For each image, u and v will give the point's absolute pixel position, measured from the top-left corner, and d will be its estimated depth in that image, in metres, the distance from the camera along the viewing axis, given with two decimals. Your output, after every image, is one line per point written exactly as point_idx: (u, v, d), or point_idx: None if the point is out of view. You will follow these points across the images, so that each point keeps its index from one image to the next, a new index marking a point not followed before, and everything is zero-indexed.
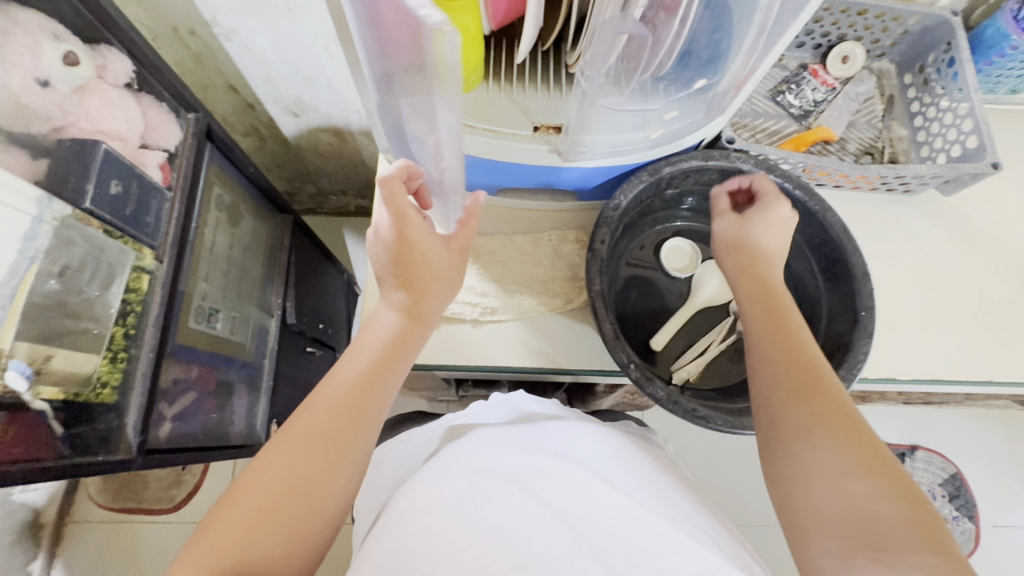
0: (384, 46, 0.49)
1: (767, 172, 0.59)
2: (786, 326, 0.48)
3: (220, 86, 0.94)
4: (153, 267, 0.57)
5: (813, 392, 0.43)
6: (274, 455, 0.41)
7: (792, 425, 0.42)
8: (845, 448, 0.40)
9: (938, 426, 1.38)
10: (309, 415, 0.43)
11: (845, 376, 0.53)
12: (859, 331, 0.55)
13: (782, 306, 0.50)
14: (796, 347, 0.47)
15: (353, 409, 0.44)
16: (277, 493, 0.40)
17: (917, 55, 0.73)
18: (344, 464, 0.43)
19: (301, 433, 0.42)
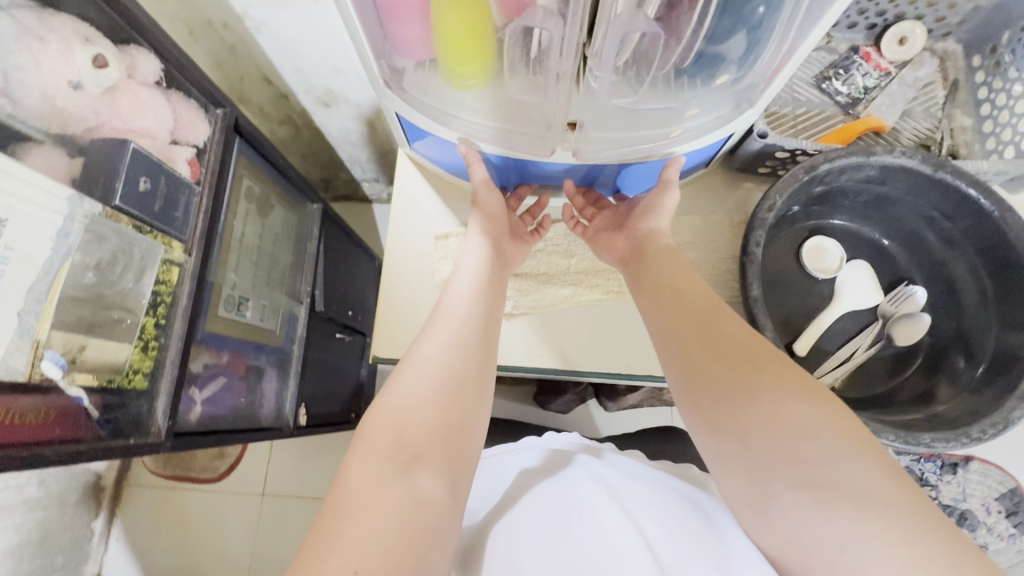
0: (396, 42, 0.47)
1: (936, 168, 0.53)
2: (674, 281, 0.50)
3: (255, 77, 0.96)
4: (182, 259, 0.60)
5: (714, 346, 0.43)
6: (412, 368, 0.46)
7: (704, 389, 0.42)
8: (772, 384, 0.39)
9: (999, 437, 1.27)
10: (436, 335, 0.49)
11: None
12: None
13: (665, 268, 0.52)
14: (682, 300, 0.48)
15: (481, 329, 0.50)
16: (432, 396, 0.44)
17: (987, 35, 0.65)
18: (474, 373, 0.47)
19: (434, 348, 0.47)
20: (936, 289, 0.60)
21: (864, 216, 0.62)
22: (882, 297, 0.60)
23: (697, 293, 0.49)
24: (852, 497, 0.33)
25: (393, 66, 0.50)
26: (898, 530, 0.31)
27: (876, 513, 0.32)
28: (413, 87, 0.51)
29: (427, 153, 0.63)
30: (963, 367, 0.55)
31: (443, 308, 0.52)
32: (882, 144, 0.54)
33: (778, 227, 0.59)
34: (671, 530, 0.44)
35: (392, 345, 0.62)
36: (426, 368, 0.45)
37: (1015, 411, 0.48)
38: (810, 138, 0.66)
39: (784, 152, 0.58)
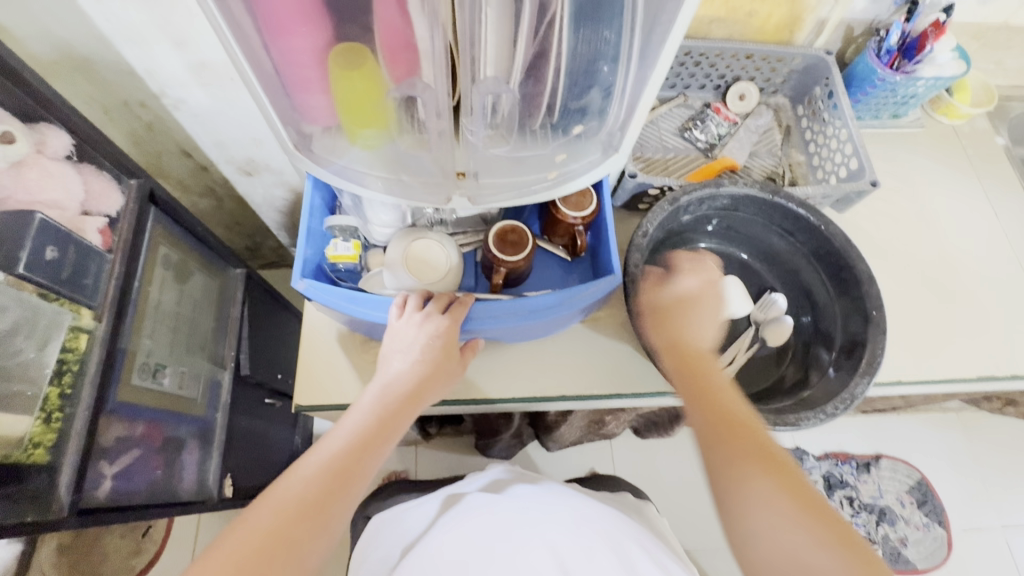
0: (302, 110, 0.53)
1: (773, 194, 0.64)
2: (700, 379, 0.53)
3: (174, 151, 0.99)
4: (91, 326, 0.60)
5: (754, 454, 0.47)
6: (258, 513, 0.43)
7: (729, 481, 0.47)
8: (771, 487, 0.45)
9: (896, 432, 1.41)
10: (293, 479, 0.46)
11: (868, 369, 0.57)
12: (873, 328, 0.59)
13: (703, 364, 0.55)
14: (714, 398, 0.51)
15: (338, 474, 0.46)
16: (247, 552, 0.41)
17: (805, 90, 0.81)
18: (328, 520, 0.44)
19: (286, 492, 0.44)
20: (796, 295, 0.70)
21: (730, 239, 0.72)
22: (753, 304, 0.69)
23: (719, 393, 0.52)
24: None
25: (302, 131, 0.56)
26: None
27: None
28: (323, 148, 0.57)
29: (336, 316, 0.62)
30: (824, 353, 0.64)
31: (332, 435, 0.49)
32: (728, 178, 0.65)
33: (658, 252, 0.68)
34: (586, 554, 0.53)
35: (313, 393, 0.63)
36: (281, 504, 0.44)
37: (857, 387, 0.57)
38: (679, 177, 0.77)
39: (655, 190, 0.68)
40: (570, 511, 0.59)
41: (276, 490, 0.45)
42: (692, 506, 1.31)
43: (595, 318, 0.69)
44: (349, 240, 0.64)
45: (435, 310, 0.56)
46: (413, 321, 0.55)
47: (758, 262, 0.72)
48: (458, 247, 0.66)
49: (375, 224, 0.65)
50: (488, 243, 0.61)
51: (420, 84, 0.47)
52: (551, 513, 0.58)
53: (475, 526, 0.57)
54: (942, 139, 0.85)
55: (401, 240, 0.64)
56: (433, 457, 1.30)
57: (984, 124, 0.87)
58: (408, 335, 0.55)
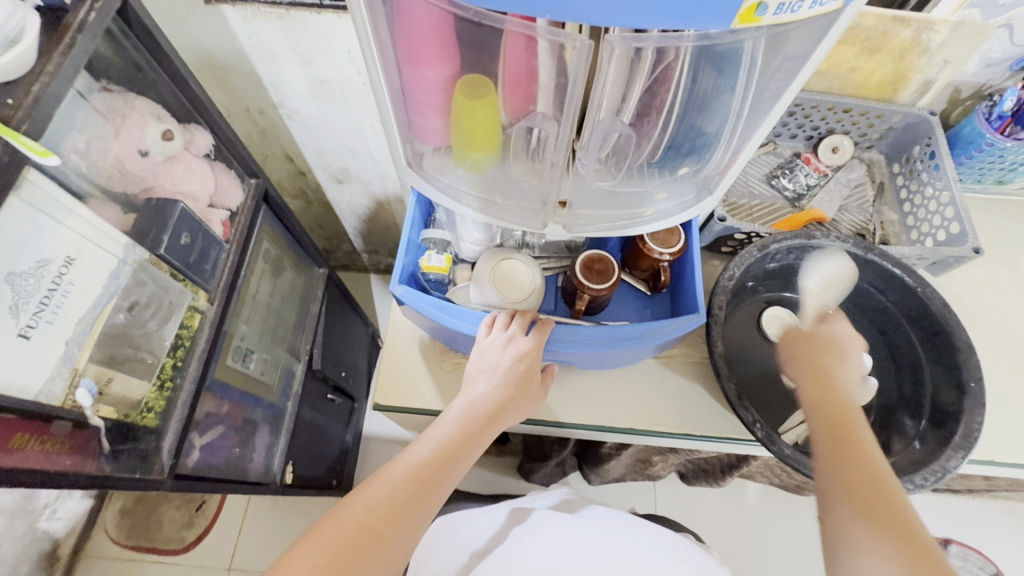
0: (419, 132, 0.58)
1: (866, 251, 0.63)
2: (835, 406, 0.49)
3: (279, 155, 1.07)
4: (205, 307, 0.66)
5: (870, 496, 0.42)
6: (351, 507, 0.45)
7: (841, 517, 0.42)
8: (887, 534, 0.40)
9: (969, 518, 1.30)
10: (382, 480, 0.47)
11: (962, 444, 0.55)
12: (969, 402, 0.56)
13: (843, 408, 0.49)
14: (852, 440, 0.46)
15: (425, 477, 0.48)
16: (342, 540, 0.43)
17: (903, 149, 0.80)
18: (411, 523, 0.46)
19: (378, 491, 0.46)
20: (881, 356, 0.68)
21: None
22: None
23: (858, 437, 0.46)
24: None
25: (414, 150, 0.60)
26: None
27: None
28: (431, 167, 0.61)
29: (418, 322, 0.66)
30: (910, 422, 0.62)
31: (422, 439, 0.51)
32: (821, 230, 0.65)
33: (740, 297, 0.68)
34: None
35: (390, 395, 0.66)
36: (373, 499, 0.46)
37: (950, 461, 0.54)
38: (763, 224, 0.77)
39: (742, 235, 0.68)
40: (643, 540, 0.59)
41: (367, 486, 0.47)
42: (736, 564, 1.25)
43: (667, 355, 0.70)
44: (442, 254, 0.67)
45: (518, 331, 0.58)
46: (498, 341, 0.57)
47: (842, 318, 0.71)
48: (541, 269, 0.69)
49: (466, 241, 0.68)
50: (575, 271, 0.63)
51: (539, 116, 0.52)
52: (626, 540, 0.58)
53: (543, 543, 0.57)
54: None
55: (489, 258, 0.67)
56: (475, 473, 1.31)
57: None
58: (492, 357, 0.57)
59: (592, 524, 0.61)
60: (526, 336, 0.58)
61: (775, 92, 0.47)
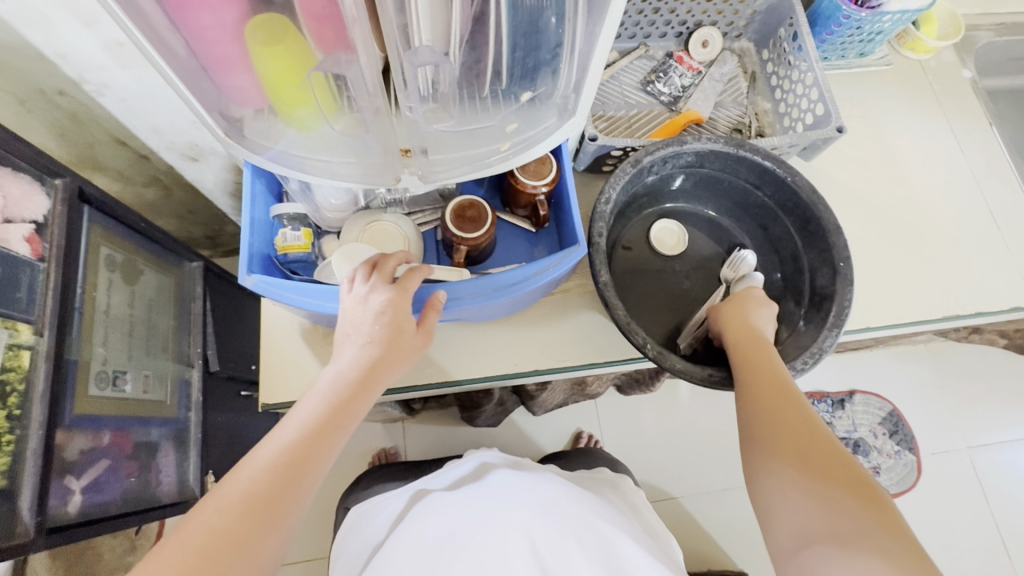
0: (227, 94, 0.48)
1: (737, 148, 0.62)
2: (763, 363, 0.53)
3: (108, 140, 0.91)
4: (32, 341, 0.57)
5: (789, 437, 0.47)
6: (204, 511, 0.40)
7: (770, 465, 0.46)
8: (802, 463, 0.45)
9: (870, 368, 1.45)
10: (243, 473, 0.43)
11: (836, 322, 0.57)
12: (840, 281, 0.58)
13: (763, 353, 0.53)
14: (771, 384, 0.51)
15: (292, 464, 0.44)
16: (195, 549, 0.39)
17: (770, 32, 0.77)
18: (278, 514, 0.42)
19: (234, 488, 0.42)
20: (766, 249, 0.69)
21: (698, 196, 0.70)
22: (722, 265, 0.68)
23: (782, 383, 0.51)
24: None
25: (230, 115, 0.51)
26: None
27: None
28: (255, 134, 0.52)
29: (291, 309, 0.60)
30: (794, 309, 0.64)
31: (291, 418, 0.47)
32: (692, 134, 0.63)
33: (626, 216, 0.67)
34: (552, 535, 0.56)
35: (279, 389, 0.61)
36: (232, 497, 0.41)
37: (826, 340, 0.57)
38: (643, 135, 0.75)
39: (618, 151, 0.65)
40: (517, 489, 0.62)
41: (231, 480, 0.42)
42: (677, 455, 1.35)
43: (564, 289, 0.68)
44: (299, 229, 0.60)
45: (380, 283, 0.53)
46: (357, 298, 0.52)
47: (726, 218, 0.71)
48: (415, 225, 0.64)
49: (327, 209, 0.62)
50: (444, 219, 0.59)
51: (343, 60, 0.43)
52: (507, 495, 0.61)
53: (440, 517, 0.58)
54: (909, 76, 0.83)
55: (355, 222, 0.62)
56: (420, 431, 1.31)
57: (951, 55, 0.85)
58: (356, 316, 0.51)
59: (482, 495, 0.61)
60: (385, 287, 0.52)
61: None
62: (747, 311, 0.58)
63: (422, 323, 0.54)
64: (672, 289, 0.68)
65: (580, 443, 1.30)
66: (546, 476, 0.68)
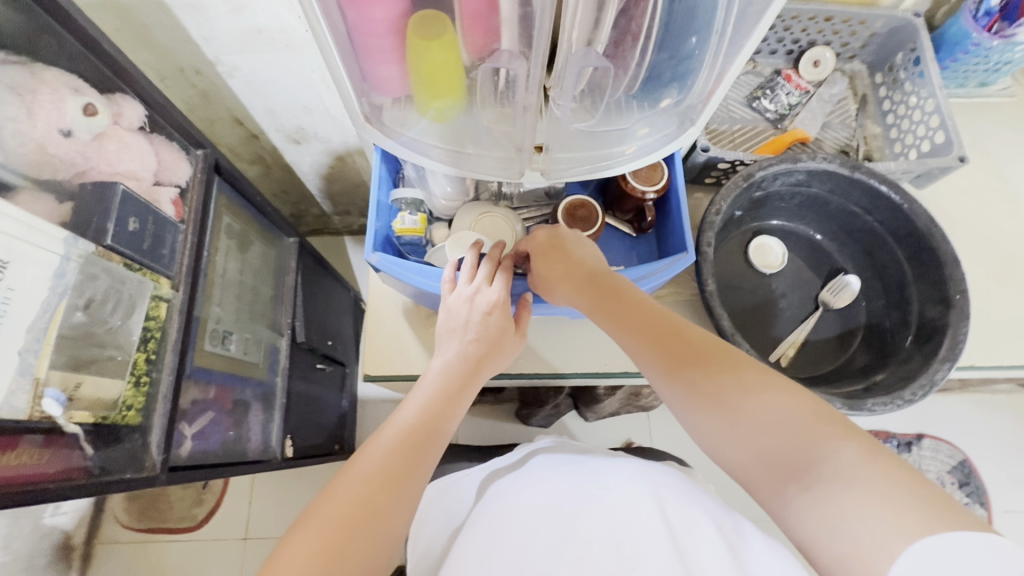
0: (374, 81, 0.52)
1: (853, 170, 0.61)
2: (617, 304, 0.52)
3: (227, 119, 0.99)
4: (170, 295, 0.63)
5: (695, 361, 0.47)
6: (339, 487, 0.43)
7: (695, 409, 0.45)
8: (726, 388, 0.44)
9: (943, 414, 1.38)
10: (369, 454, 0.46)
11: (948, 355, 0.55)
12: (954, 313, 0.57)
13: (611, 289, 0.53)
14: (649, 319, 0.50)
15: (411, 445, 0.46)
16: (336, 521, 0.41)
17: (887, 56, 0.76)
18: (405, 489, 0.44)
19: (365, 466, 0.44)
20: (869, 276, 0.68)
21: (804, 217, 0.70)
22: (822, 289, 0.68)
23: (654, 315, 0.50)
24: (853, 493, 0.36)
25: (371, 103, 0.54)
26: (874, 496, 0.36)
27: (861, 493, 0.36)
28: (393, 120, 0.56)
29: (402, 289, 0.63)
30: (897, 339, 0.63)
31: (405, 404, 0.49)
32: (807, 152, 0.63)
33: (728, 229, 0.67)
34: (675, 513, 0.52)
35: (379, 364, 0.65)
36: (363, 475, 0.44)
37: (936, 372, 0.55)
38: (746, 150, 0.75)
39: (725, 164, 0.66)
40: (622, 473, 0.60)
41: (358, 460, 0.45)
42: (729, 479, 1.32)
43: (658, 296, 0.68)
44: (415, 214, 0.63)
45: (484, 282, 0.54)
46: (465, 294, 0.54)
47: (829, 242, 0.70)
48: (521, 221, 0.66)
49: (440, 198, 0.65)
50: (556, 216, 0.61)
51: (504, 54, 0.46)
52: (609, 479, 0.58)
53: (528, 497, 0.59)
54: None
55: (468, 213, 0.65)
56: (473, 423, 1.34)
57: None
58: (461, 312, 0.53)
59: (576, 475, 0.61)
60: (492, 285, 0.54)
61: (756, 13, 0.42)
62: (569, 252, 0.56)
63: (518, 316, 0.56)
64: (767, 306, 0.67)
65: (631, 453, 1.30)
66: (659, 466, 0.64)
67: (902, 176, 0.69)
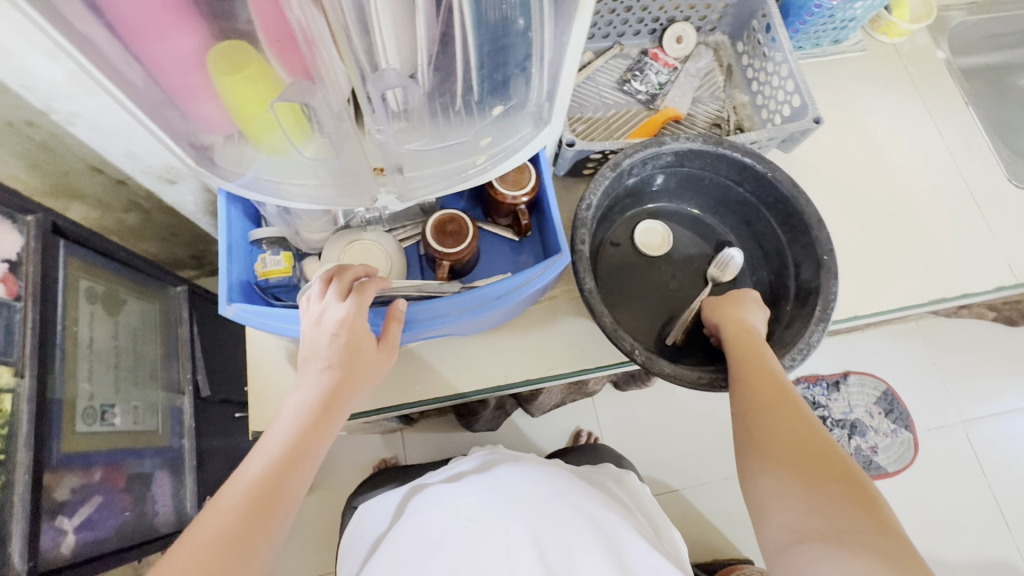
0: (195, 123, 0.47)
1: (716, 146, 0.62)
2: (765, 355, 0.54)
3: (82, 169, 0.89)
4: (13, 384, 0.57)
5: (773, 421, 0.49)
6: (175, 558, 0.39)
7: (757, 455, 0.48)
8: (791, 451, 0.46)
9: (864, 349, 1.46)
10: (213, 514, 0.41)
11: (822, 316, 0.57)
12: (824, 274, 0.58)
13: (754, 347, 0.54)
14: (765, 376, 0.52)
15: (265, 499, 0.42)
16: None
17: (743, 24, 0.77)
18: (255, 552, 0.40)
19: (207, 529, 0.40)
20: (752, 246, 0.70)
21: (685, 195, 0.70)
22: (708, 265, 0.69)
23: (775, 378, 0.52)
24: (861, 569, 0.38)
25: (201, 143, 0.49)
26: None
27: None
28: (227, 160, 0.51)
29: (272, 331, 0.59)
30: (781, 308, 0.64)
31: (260, 448, 0.45)
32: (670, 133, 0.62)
33: (609, 219, 0.67)
34: (560, 534, 0.54)
35: (268, 415, 0.61)
36: (204, 542, 0.39)
37: (813, 335, 0.56)
38: (622, 135, 0.75)
39: (596, 154, 0.65)
40: (520, 490, 0.60)
41: (203, 519, 0.41)
42: (678, 447, 1.36)
43: (551, 297, 0.68)
44: (279, 252, 0.59)
45: (336, 300, 0.51)
46: (315, 316, 0.50)
47: (712, 216, 0.71)
48: (396, 241, 0.63)
49: (305, 232, 0.61)
50: (426, 235, 0.59)
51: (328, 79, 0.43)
52: (506, 498, 0.58)
53: (430, 524, 0.57)
54: (886, 61, 0.83)
55: (336, 242, 0.61)
56: (420, 439, 1.30)
57: (924, 37, 0.85)
58: (314, 336, 0.49)
59: (476, 493, 0.60)
60: (344, 302, 0.50)
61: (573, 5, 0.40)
62: (743, 309, 0.59)
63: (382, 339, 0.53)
64: (658, 290, 0.68)
65: (580, 441, 1.30)
66: (557, 476, 0.65)
67: (767, 144, 0.71)
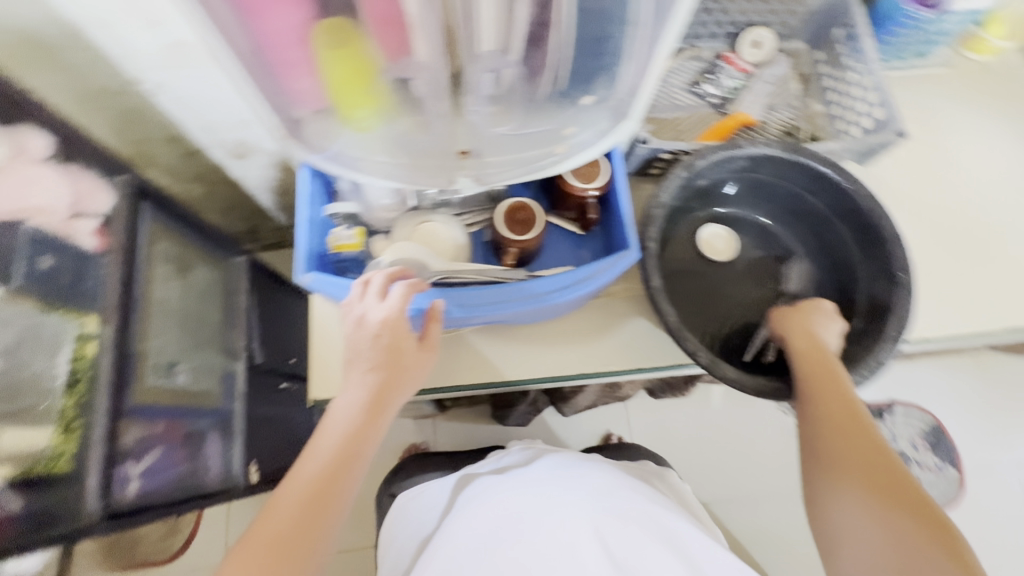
0: (289, 95, 0.48)
1: (794, 153, 0.60)
2: (840, 377, 0.52)
3: (160, 138, 0.93)
4: (98, 331, 0.61)
5: (847, 449, 0.49)
6: (254, 539, 0.45)
7: (829, 481, 0.48)
8: (863, 481, 0.47)
9: (913, 379, 1.40)
10: (281, 504, 0.46)
11: (894, 334, 0.55)
12: (898, 291, 0.57)
13: (828, 367, 0.53)
14: (840, 399, 0.51)
15: (321, 493, 0.47)
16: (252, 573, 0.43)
17: (825, 33, 0.75)
18: (316, 539, 0.46)
19: (278, 517, 0.46)
20: (819, 258, 0.68)
21: (754, 203, 0.69)
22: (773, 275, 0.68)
23: (851, 403, 0.51)
24: None
25: (290, 115, 0.51)
26: None
27: None
28: (314, 134, 0.53)
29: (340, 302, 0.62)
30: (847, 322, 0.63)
31: (315, 445, 0.49)
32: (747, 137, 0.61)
33: (674, 220, 0.66)
34: (621, 530, 0.54)
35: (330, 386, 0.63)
36: (273, 530, 0.45)
37: (883, 352, 0.55)
38: (691, 137, 0.74)
39: (667, 154, 0.65)
40: (574, 483, 0.61)
41: (278, 505, 0.46)
42: (709, 461, 1.33)
43: (609, 293, 0.68)
44: (351, 228, 0.62)
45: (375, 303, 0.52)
46: (355, 319, 0.52)
47: (780, 226, 0.70)
48: (464, 226, 0.64)
49: (376, 210, 0.63)
50: (497, 221, 0.60)
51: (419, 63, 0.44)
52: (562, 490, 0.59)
53: (486, 515, 0.58)
54: (971, 79, 0.80)
55: (407, 222, 0.63)
56: (451, 427, 1.32)
57: (1015, 57, 0.81)
58: (355, 339, 0.51)
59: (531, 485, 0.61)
60: (382, 304, 0.51)
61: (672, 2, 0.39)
62: (816, 323, 0.57)
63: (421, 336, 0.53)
64: (719, 296, 0.67)
65: (611, 444, 1.29)
66: (610, 470, 0.66)
67: (842, 155, 0.69)
